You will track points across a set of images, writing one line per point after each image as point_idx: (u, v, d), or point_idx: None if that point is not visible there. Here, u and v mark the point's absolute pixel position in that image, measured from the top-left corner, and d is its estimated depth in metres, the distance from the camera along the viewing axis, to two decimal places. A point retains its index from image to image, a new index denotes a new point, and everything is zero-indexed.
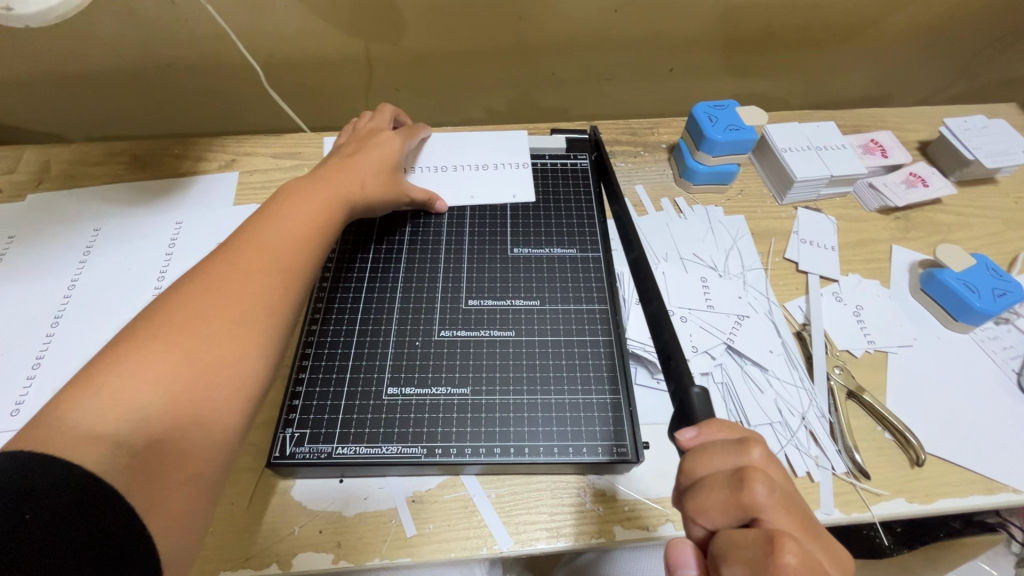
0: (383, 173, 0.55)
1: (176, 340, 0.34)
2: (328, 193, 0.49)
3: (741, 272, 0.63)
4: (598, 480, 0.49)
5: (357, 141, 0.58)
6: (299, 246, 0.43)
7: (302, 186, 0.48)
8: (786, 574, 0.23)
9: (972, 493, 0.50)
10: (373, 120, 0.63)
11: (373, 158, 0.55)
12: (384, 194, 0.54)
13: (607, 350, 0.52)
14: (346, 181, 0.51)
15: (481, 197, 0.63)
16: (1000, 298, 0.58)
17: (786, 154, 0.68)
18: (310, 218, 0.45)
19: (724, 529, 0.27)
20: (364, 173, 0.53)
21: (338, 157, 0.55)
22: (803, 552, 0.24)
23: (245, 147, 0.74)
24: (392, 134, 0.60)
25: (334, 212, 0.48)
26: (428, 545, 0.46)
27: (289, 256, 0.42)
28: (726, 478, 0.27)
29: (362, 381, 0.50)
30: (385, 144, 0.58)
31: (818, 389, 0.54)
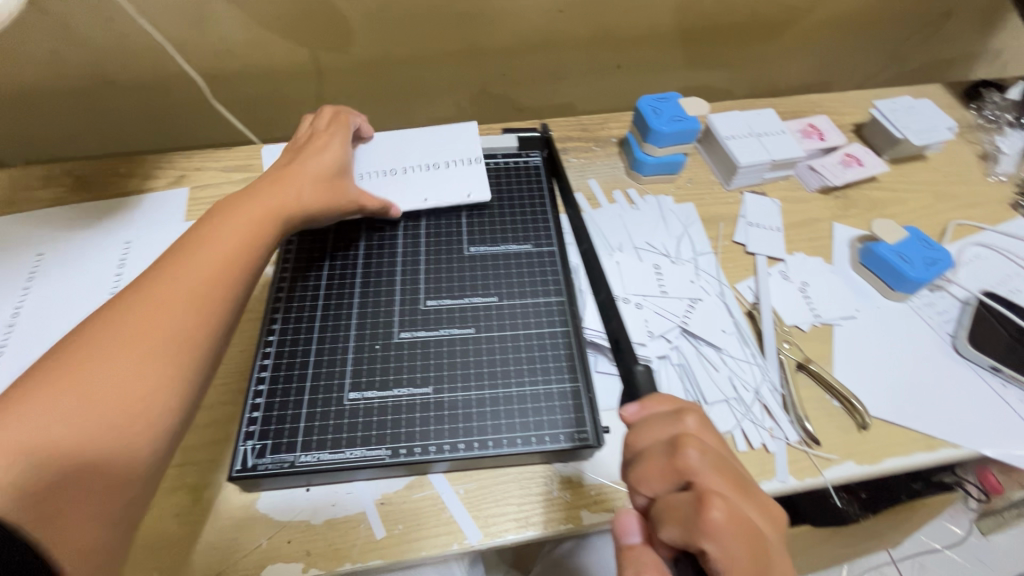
0: (324, 182, 0.54)
1: (84, 379, 0.33)
2: (262, 207, 0.47)
3: (693, 257, 0.65)
4: (564, 468, 0.50)
5: (297, 150, 0.57)
6: (223, 268, 0.42)
7: (231, 204, 0.47)
8: (713, 528, 0.26)
9: (914, 451, 0.53)
10: (312, 126, 0.61)
11: (312, 166, 0.54)
12: (324, 202, 0.53)
13: (565, 340, 0.53)
14: (283, 194, 0.50)
15: (434, 198, 0.62)
16: (931, 267, 0.61)
17: (729, 142, 0.71)
18: (240, 237, 0.44)
19: (663, 495, 0.29)
20: (303, 183, 0.52)
21: (280, 167, 0.54)
22: (731, 508, 0.27)
23: (195, 162, 0.73)
24: (333, 140, 0.58)
25: (267, 229, 0.47)
26: (398, 545, 0.46)
27: (211, 281, 0.40)
28: (663, 448, 0.30)
29: (323, 388, 0.49)
30: (324, 153, 0.56)
31: (769, 364, 0.57)
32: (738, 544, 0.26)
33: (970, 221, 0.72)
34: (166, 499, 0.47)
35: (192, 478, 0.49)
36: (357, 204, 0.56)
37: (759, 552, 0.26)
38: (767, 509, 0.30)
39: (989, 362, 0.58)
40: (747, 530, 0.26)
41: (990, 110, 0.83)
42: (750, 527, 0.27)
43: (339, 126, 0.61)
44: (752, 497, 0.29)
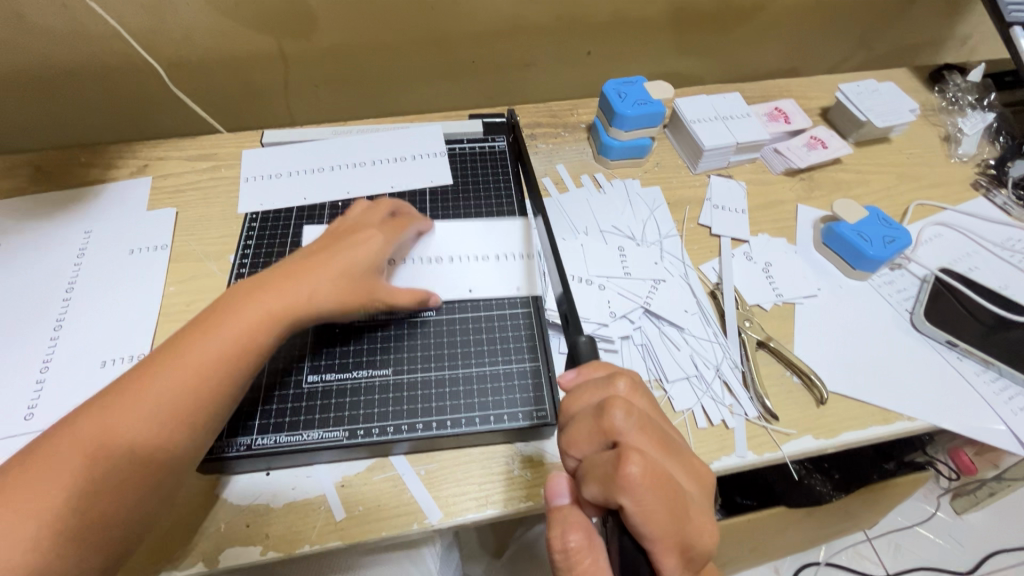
0: (348, 279, 0.46)
1: (52, 491, 0.34)
2: (264, 309, 0.42)
3: (658, 240, 0.66)
4: (525, 447, 0.50)
5: (333, 237, 0.50)
6: (199, 391, 0.39)
7: (238, 302, 0.42)
8: (628, 481, 0.27)
9: (870, 424, 0.54)
10: (362, 211, 0.54)
11: (338, 259, 0.47)
12: (341, 301, 0.45)
13: (525, 320, 0.54)
14: (290, 290, 0.44)
15: (480, 290, 0.55)
16: (889, 245, 0.62)
17: (695, 125, 0.72)
18: (227, 347, 0.40)
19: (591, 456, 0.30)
20: (318, 281, 0.45)
21: (308, 256, 0.47)
22: (649, 463, 0.27)
23: (158, 152, 0.72)
24: (377, 230, 0.51)
25: (264, 337, 0.42)
26: (358, 526, 0.46)
27: (182, 402, 0.38)
28: (592, 410, 0.31)
29: (281, 371, 0.49)
30: (359, 242, 0.49)
31: (730, 342, 0.57)
32: (655, 498, 0.27)
33: (931, 201, 0.73)
34: None
35: None
36: (386, 301, 0.49)
37: (676, 506, 0.27)
38: (692, 466, 0.31)
39: (945, 337, 0.59)
40: (664, 485, 0.27)
41: (952, 92, 0.84)
42: (670, 482, 0.28)
43: (392, 220, 0.54)
44: (677, 456, 0.30)
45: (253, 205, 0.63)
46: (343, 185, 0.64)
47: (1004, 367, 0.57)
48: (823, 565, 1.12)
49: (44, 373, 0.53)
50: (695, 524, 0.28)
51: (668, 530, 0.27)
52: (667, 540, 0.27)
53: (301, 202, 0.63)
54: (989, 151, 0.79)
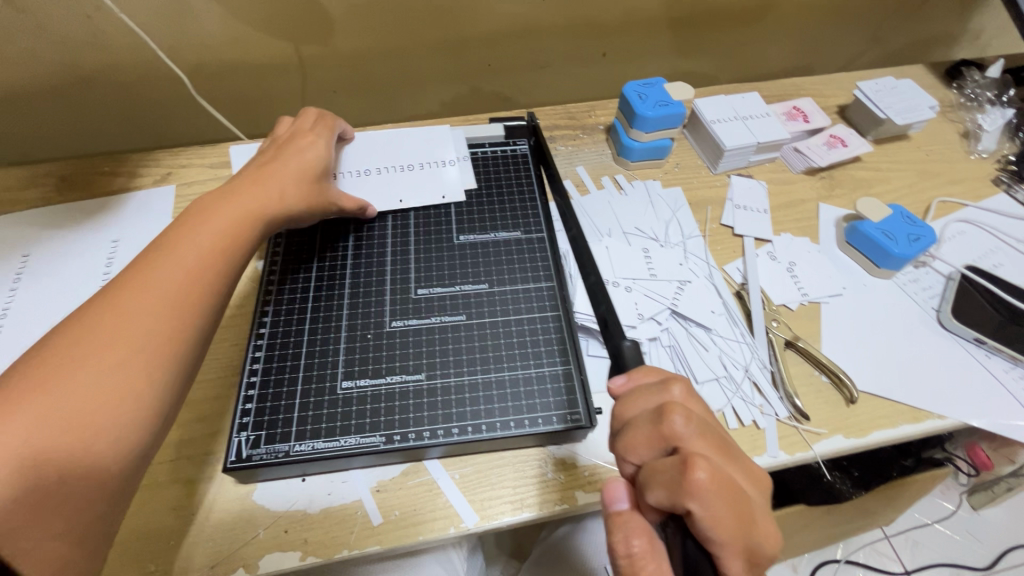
0: (305, 183, 0.53)
1: (57, 387, 0.33)
2: (237, 212, 0.46)
3: (682, 241, 0.66)
4: (558, 451, 0.51)
5: (278, 147, 0.55)
6: (195, 281, 0.41)
7: (206, 209, 0.46)
8: (696, 487, 0.27)
9: (901, 423, 0.54)
10: (296, 122, 0.59)
11: (293, 164, 0.53)
12: (306, 202, 0.52)
13: (556, 325, 0.54)
14: (258, 196, 0.49)
15: (410, 200, 0.62)
16: (915, 243, 0.62)
17: (715, 125, 0.72)
18: (213, 244, 0.43)
19: (650, 462, 0.30)
20: (283, 184, 0.51)
21: (258, 167, 0.52)
22: (713, 468, 0.28)
23: (180, 159, 0.73)
24: (318, 138, 0.57)
25: (243, 235, 0.46)
26: (396, 531, 0.46)
27: (177, 292, 0.39)
28: (649, 416, 0.31)
29: (315, 377, 0.50)
30: (303, 153, 0.55)
31: (758, 342, 0.58)
32: (723, 503, 0.27)
33: (953, 198, 0.73)
34: (161, 493, 0.47)
35: (186, 471, 0.49)
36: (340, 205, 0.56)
37: (742, 512, 0.28)
38: (750, 474, 0.31)
39: (973, 334, 0.59)
40: (728, 489, 0.27)
41: (971, 88, 0.84)
42: (736, 489, 0.28)
43: (320, 121, 0.60)
44: (735, 462, 0.31)
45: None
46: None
47: None
48: (842, 563, 1.12)
49: None
50: (761, 533, 0.28)
51: (736, 538, 0.27)
52: (735, 546, 0.27)
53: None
54: (1009, 148, 0.79)
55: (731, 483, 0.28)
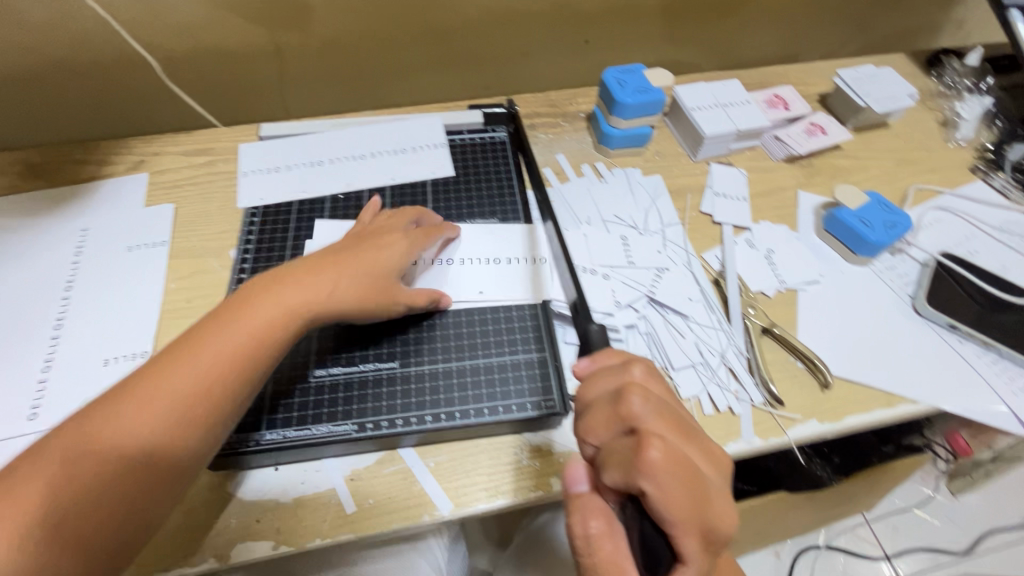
0: (367, 282, 0.47)
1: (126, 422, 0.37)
2: (275, 307, 0.42)
3: (660, 228, 0.66)
4: (534, 437, 0.50)
5: (361, 239, 0.50)
6: (205, 391, 0.39)
7: (253, 298, 0.42)
8: (648, 466, 0.27)
9: (875, 408, 0.54)
10: (392, 217, 0.55)
11: (366, 258, 0.48)
12: (363, 299, 0.46)
13: (531, 312, 0.54)
14: (304, 290, 0.43)
15: (492, 291, 0.55)
16: (890, 230, 0.63)
17: (695, 113, 0.71)
18: (245, 342, 0.41)
19: (608, 442, 0.31)
20: (341, 276, 0.45)
21: (331, 251, 0.48)
22: (668, 448, 0.28)
23: (154, 147, 0.71)
24: (401, 235, 0.51)
25: (275, 340, 0.42)
26: (369, 519, 0.46)
27: (183, 403, 0.38)
28: (609, 397, 0.31)
29: (288, 365, 0.49)
30: (373, 243, 0.49)
31: (735, 329, 0.58)
32: (676, 479, 0.27)
33: (930, 185, 0.73)
34: None
35: None
36: (403, 302, 0.49)
37: (697, 488, 0.28)
38: (710, 452, 0.31)
39: (946, 320, 0.60)
40: (683, 469, 0.28)
41: (950, 77, 0.85)
42: (690, 465, 0.28)
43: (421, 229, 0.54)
44: (695, 441, 0.31)
45: (253, 199, 0.62)
46: (343, 177, 0.63)
47: (1004, 349, 0.58)
48: (823, 549, 1.13)
49: (47, 372, 0.53)
50: (717, 509, 0.29)
51: (690, 513, 0.27)
52: (689, 522, 0.27)
53: (301, 195, 0.62)
54: (987, 135, 0.79)
55: (685, 460, 0.28)
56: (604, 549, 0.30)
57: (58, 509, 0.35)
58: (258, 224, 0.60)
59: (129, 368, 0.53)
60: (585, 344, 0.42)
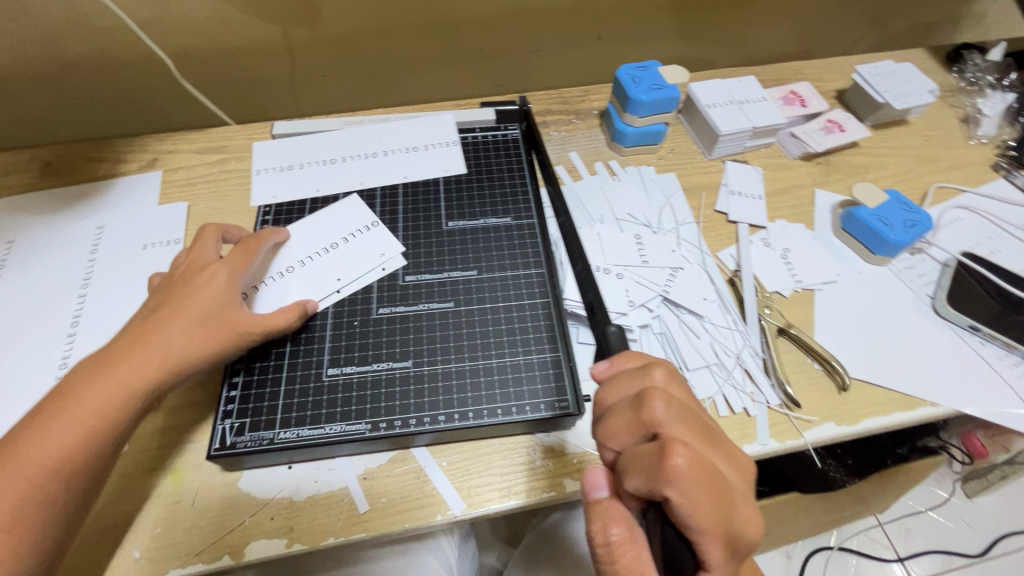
0: (204, 328, 0.43)
1: None
2: (112, 385, 0.39)
3: (675, 227, 0.65)
4: (547, 438, 0.50)
5: (181, 281, 0.46)
6: (52, 475, 0.37)
7: (87, 377, 0.40)
8: (674, 472, 0.27)
9: (894, 411, 0.53)
10: (201, 247, 0.49)
11: (191, 306, 0.44)
12: (201, 352, 0.43)
13: (545, 311, 0.53)
14: (139, 357, 0.41)
15: (348, 275, 0.54)
16: (910, 230, 0.61)
17: (710, 110, 0.70)
18: (87, 418, 0.38)
19: (631, 447, 0.31)
20: (168, 333, 0.42)
21: (154, 308, 0.44)
22: (693, 454, 0.28)
23: (166, 144, 0.71)
24: (221, 267, 0.47)
25: (124, 412, 0.40)
26: (382, 518, 0.46)
27: (32, 485, 0.37)
28: (630, 402, 0.32)
29: (301, 365, 0.49)
30: (201, 284, 0.45)
31: (750, 330, 0.57)
32: (699, 490, 0.27)
33: (951, 183, 0.72)
34: (146, 481, 0.47)
35: (172, 458, 0.48)
36: (257, 331, 0.46)
37: (722, 499, 0.28)
38: (732, 458, 0.31)
39: (967, 322, 0.58)
40: (709, 476, 0.28)
41: (971, 72, 0.82)
42: (715, 475, 0.28)
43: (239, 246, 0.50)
44: (718, 448, 0.31)
45: (265, 198, 0.62)
46: (357, 175, 0.63)
47: None
48: (835, 550, 1.12)
49: (64, 368, 0.53)
50: (741, 518, 0.29)
51: (714, 524, 0.27)
52: (713, 533, 0.27)
53: (314, 193, 0.62)
54: (1009, 133, 0.78)
55: (709, 469, 0.28)
56: (625, 556, 0.30)
57: None
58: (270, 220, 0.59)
59: None
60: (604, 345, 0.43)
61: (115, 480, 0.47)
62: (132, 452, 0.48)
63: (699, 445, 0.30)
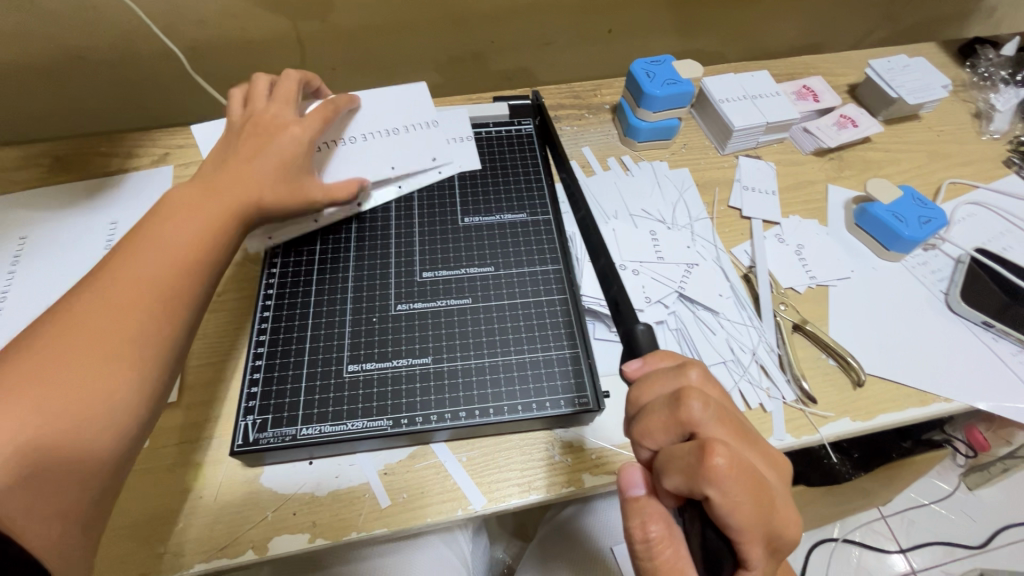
0: (281, 178, 0.51)
1: (82, 342, 0.37)
2: (203, 225, 0.45)
3: (689, 223, 0.65)
4: (565, 434, 0.51)
5: (242, 154, 0.50)
6: (154, 295, 0.40)
7: (168, 218, 0.45)
8: (714, 473, 0.27)
9: (908, 406, 0.54)
10: (274, 104, 0.55)
11: (271, 159, 0.51)
12: (283, 194, 0.50)
13: (563, 308, 0.53)
14: (184, 241, 0.43)
15: (401, 166, 0.60)
16: (925, 225, 0.62)
17: (723, 105, 0.70)
18: (181, 250, 0.43)
19: (667, 447, 0.31)
20: (252, 179, 0.49)
21: (228, 163, 0.50)
22: (732, 454, 0.28)
23: (178, 139, 0.71)
24: (295, 122, 0.53)
25: (210, 249, 0.45)
26: (404, 513, 0.47)
27: (132, 309, 0.39)
28: (665, 400, 0.32)
29: (322, 361, 0.49)
30: (240, 179, 0.49)
31: (766, 326, 0.57)
32: (738, 488, 0.28)
33: (964, 179, 0.72)
34: (168, 477, 0.47)
35: (194, 455, 0.48)
36: (325, 200, 0.53)
37: (760, 499, 0.28)
38: (768, 455, 0.32)
39: (981, 318, 0.59)
40: (748, 475, 0.28)
41: (984, 67, 0.82)
42: (754, 475, 0.29)
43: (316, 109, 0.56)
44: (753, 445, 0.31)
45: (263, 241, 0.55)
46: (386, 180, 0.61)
47: None
48: (839, 542, 1.13)
49: None
50: (780, 517, 0.29)
51: (754, 522, 0.28)
52: (752, 531, 0.28)
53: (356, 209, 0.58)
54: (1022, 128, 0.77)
55: (747, 469, 0.28)
56: (663, 553, 0.31)
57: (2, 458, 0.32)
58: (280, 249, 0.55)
59: None
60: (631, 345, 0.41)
61: (139, 475, 0.47)
62: (154, 448, 0.48)
63: (734, 442, 0.31)
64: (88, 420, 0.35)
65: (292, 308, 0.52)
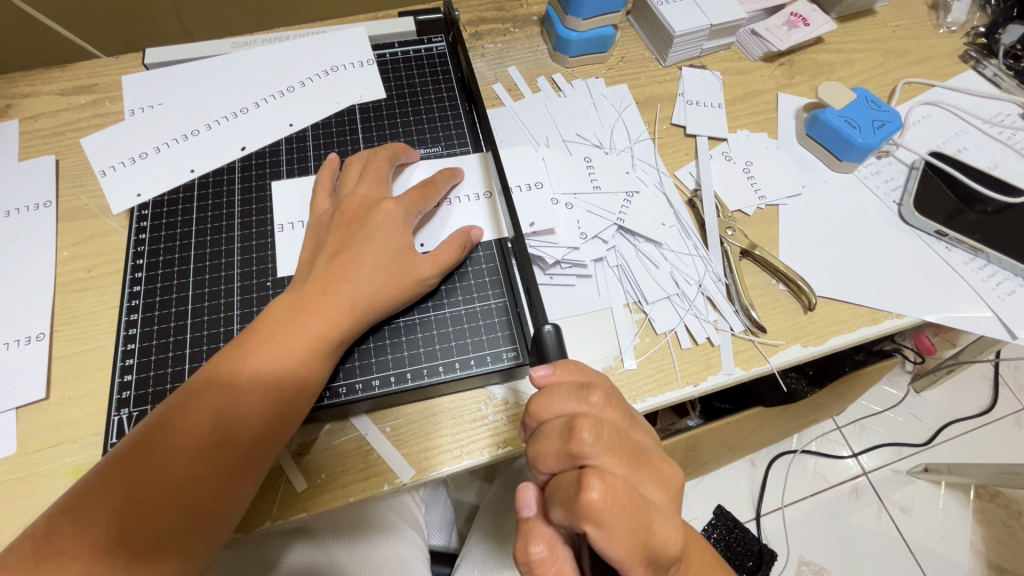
0: (389, 272, 0.43)
1: (186, 442, 0.37)
2: (314, 330, 0.40)
3: (628, 146, 0.58)
4: (498, 391, 0.46)
5: (339, 241, 0.44)
6: (260, 410, 0.38)
7: (290, 314, 0.41)
8: (587, 507, 0.29)
9: (859, 326, 0.51)
10: (367, 179, 0.47)
11: (372, 249, 0.43)
12: (387, 296, 0.42)
13: (487, 253, 0.49)
14: (273, 363, 0.39)
15: (490, 228, 0.50)
16: (879, 130, 0.57)
17: (662, 7, 0.62)
18: (287, 360, 0.39)
19: (558, 471, 0.33)
20: (362, 275, 0.42)
21: (334, 247, 0.44)
22: (609, 491, 0.30)
23: (21, 86, 0.58)
24: (392, 204, 0.45)
25: (314, 361, 0.40)
26: (322, 496, 0.42)
27: (237, 420, 0.38)
28: (561, 427, 0.33)
29: (206, 339, 0.45)
30: (341, 281, 0.42)
31: (712, 254, 0.53)
32: (616, 518, 0.30)
33: (919, 78, 0.67)
34: (48, 484, 0.41)
35: (75, 458, 0.42)
36: (434, 273, 0.44)
37: (639, 527, 0.30)
38: (660, 476, 0.33)
39: (934, 227, 0.55)
40: (623, 508, 0.30)
41: None
42: (630, 506, 0.30)
43: (414, 188, 0.48)
44: (644, 470, 0.33)
45: (129, 197, 0.51)
46: (283, 116, 0.55)
47: (993, 254, 0.54)
48: (798, 454, 1.17)
49: None
50: (662, 540, 0.31)
51: (630, 552, 0.30)
52: (632, 557, 0.30)
53: (240, 153, 0.53)
54: (979, 18, 0.72)
55: (628, 498, 0.30)
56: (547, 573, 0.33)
57: (101, 538, 0.34)
58: (159, 194, 0.51)
59: (25, 354, 0.45)
60: (539, 348, 0.39)
61: (14, 485, 0.41)
62: (33, 451, 0.42)
63: (625, 469, 0.32)
64: (177, 531, 0.35)
65: (171, 281, 0.48)
